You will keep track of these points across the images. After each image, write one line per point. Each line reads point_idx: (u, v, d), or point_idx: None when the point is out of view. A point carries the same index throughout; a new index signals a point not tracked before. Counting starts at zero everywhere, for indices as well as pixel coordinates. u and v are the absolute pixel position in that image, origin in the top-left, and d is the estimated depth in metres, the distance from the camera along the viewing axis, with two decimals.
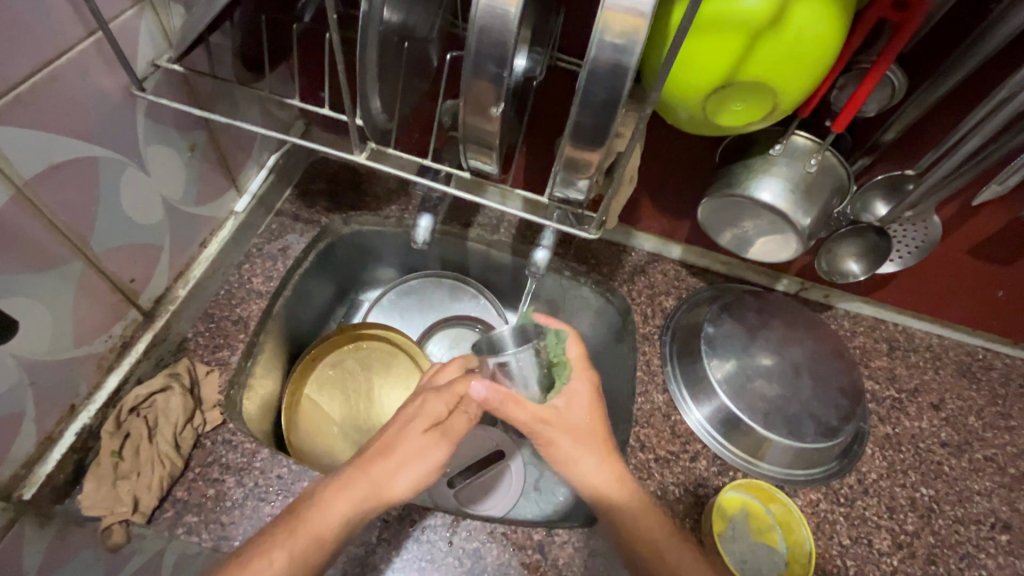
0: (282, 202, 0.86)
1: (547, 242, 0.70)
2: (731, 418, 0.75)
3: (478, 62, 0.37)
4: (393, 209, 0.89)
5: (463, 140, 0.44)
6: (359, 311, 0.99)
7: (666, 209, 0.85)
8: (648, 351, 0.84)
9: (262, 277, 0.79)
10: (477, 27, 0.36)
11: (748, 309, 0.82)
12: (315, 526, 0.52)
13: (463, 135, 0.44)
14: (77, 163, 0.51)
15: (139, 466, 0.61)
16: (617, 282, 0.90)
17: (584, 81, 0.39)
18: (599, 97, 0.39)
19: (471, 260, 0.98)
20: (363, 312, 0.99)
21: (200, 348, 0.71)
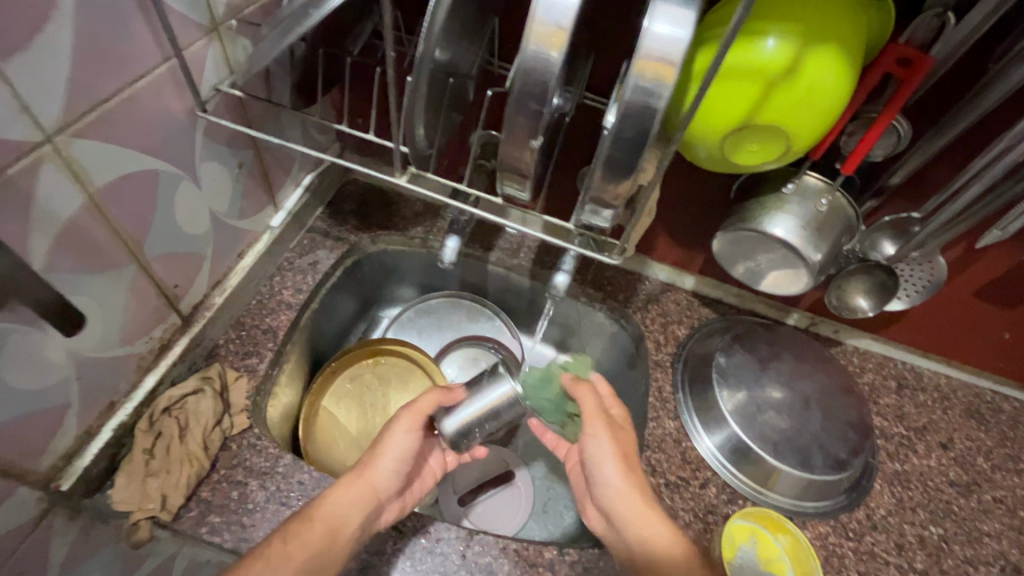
0: (315, 219, 0.91)
1: (567, 267, 0.73)
2: (741, 447, 0.77)
3: (521, 100, 0.42)
4: (419, 230, 0.95)
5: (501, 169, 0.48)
6: (379, 327, 1.03)
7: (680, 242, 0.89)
8: (659, 377, 0.86)
9: (292, 289, 0.83)
10: (523, 73, 0.40)
11: (759, 341, 0.85)
12: (315, 512, 0.59)
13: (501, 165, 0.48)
14: (141, 176, 0.55)
15: (168, 464, 0.63)
16: (631, 309, 0.93)
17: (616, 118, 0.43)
18: (629, 134, 0.43)
19: (488, 283, 1.02)
20: (382, 328, 1.03)
21: (231, 354, 0.75)
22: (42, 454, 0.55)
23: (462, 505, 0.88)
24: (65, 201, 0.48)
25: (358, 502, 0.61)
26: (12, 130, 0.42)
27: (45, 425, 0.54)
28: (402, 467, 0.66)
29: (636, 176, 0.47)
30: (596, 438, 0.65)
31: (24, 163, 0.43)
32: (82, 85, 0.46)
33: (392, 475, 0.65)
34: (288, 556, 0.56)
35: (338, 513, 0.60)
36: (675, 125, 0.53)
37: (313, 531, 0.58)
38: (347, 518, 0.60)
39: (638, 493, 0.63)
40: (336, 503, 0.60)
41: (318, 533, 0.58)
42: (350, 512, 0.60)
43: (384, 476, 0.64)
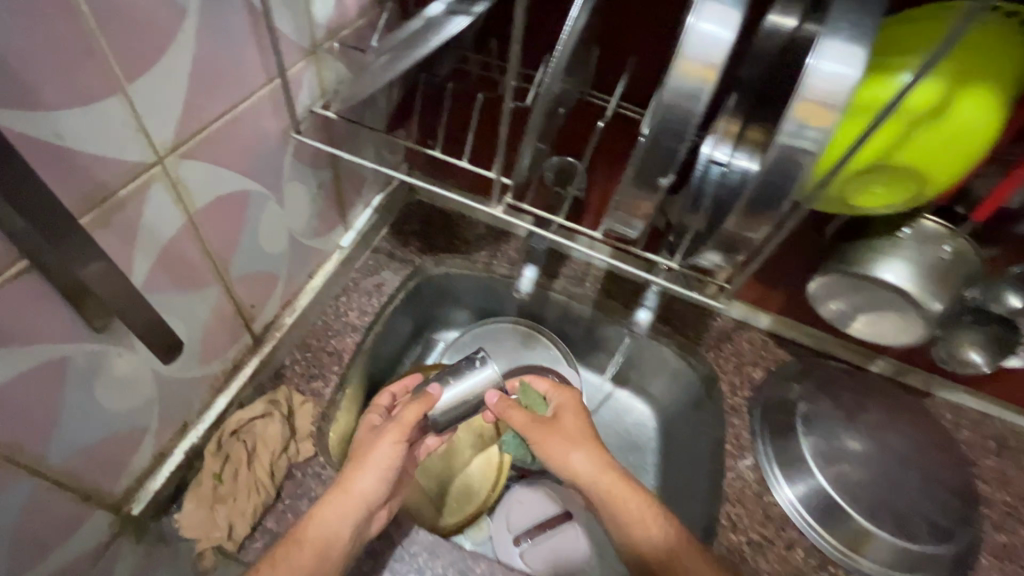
0: (380, 240, 0.91)
1: (650, 304, 0.71)
2: (831, 505, 0.71)
3: (660, 135, 0.41)
4: (482, 254, 0.94)
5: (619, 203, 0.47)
6: (433, 351, 1.00)
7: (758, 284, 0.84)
8: (736, 423, 0.80)
9: (357, 311, 0.82)
10: (667, 109, 0.39)
11: (846, 390, 0.80)
12: (305, 533, 0.55)
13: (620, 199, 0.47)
14: (234, 197, 0.54)
15: (234, 491, 0.61)
16: (702, 347, 0.89)
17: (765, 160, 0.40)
18: (769, 177, 0.42)
19: (548, 311, 0.99)
20: (437, 352, 1.00)
21: (297, 376, 0.73)
22: (118, 476, 0.53)
23: (518, 544, 0.84)
24: (168, 222, 0.47)
25: (346, 517, 0.57)
26: (130, 150, 0.41)
27: (124, 447, 0.52)
28: (388, 479, 0.59)
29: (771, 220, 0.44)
30: (544, 451, 0.64)
31: (137, 184, 0.43)
32: (195, 106, 0.45)
33: (380, 485, 0.59)
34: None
35: (326, 531, 0.56)
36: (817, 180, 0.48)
37: (301, 552, 0.54)
38: (335, 533, 0.56)
39: (598, 476, 0.61)
40: (322, 520, 0.56)
41: (306, 555, 0.54)
42: (341, 529, 0.56)
43: (368, 486, 0.58)
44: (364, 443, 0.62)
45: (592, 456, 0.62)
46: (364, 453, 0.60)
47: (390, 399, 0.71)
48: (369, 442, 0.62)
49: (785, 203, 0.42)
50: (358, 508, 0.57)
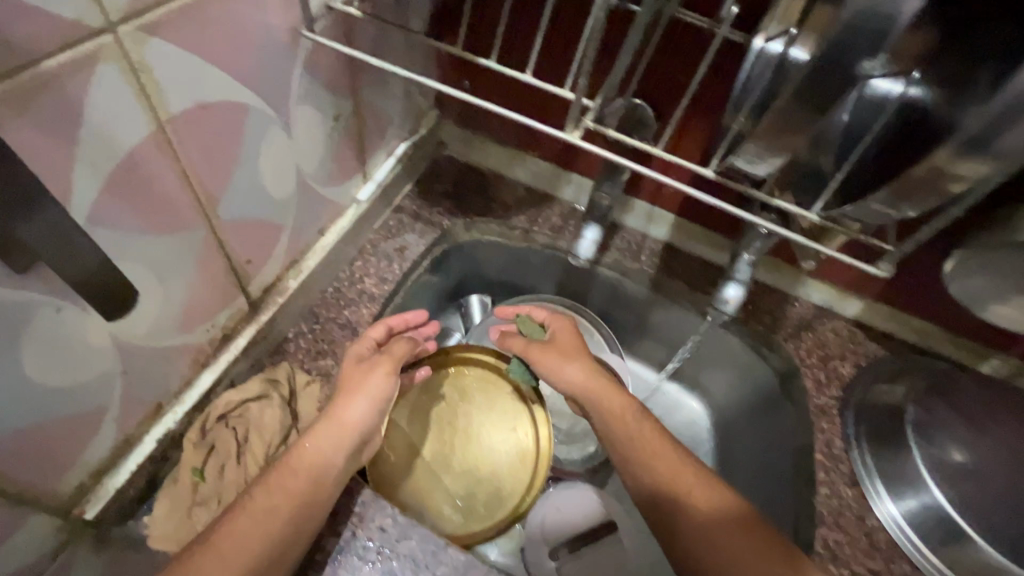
0: (402, 198, 0.77)
1: (742, 276, 0.57)
2: (954, 535, 0.57)
3: None
4: (522, 220, 0.80)
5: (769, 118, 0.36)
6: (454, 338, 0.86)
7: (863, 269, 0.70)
8: (825, 428, 0.67)
9: (375, 278, 0.69)
10: None
11: (964, 391, 0.65)
12: (295, 461, 0.47)
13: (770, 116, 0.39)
14: (226, 108, 0.41)
15: (221, 492, 0.48)
16: (779, 336, 0.75)
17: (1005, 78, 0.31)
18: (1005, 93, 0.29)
19: (593, 289, 0.86)
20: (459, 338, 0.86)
21: (302, 351, 0.61)
22: (67, 470, 0.41)
23: (553, 559, 0.72)
24: (127, 124, 0.34)
25: (337, 448, 0.49)
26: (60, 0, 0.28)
27: (75, 434, 0.40)
28: (379, 410, 0.53)
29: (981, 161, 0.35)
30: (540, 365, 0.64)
31: (76, 55, 0.30)
32: None
33: (371, 413, 0.52)
34: (270, 501, 0.45)
35: (319, 460, 0.48)
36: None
37: (298, 481, 0.46)
38: (330, 464, 0.48)
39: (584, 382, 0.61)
40: (313, 449, 0.48)
41: (298, 479, 0.46)
42: (335, 458, 0.49)
43: (362, 413, 0.51)
44: (354, 367, 0.54)
45: (587, 367, 0.62)
46: (357, 379, 0.53)
47: (387, 330, 0.60)
48: (362, 368, 0.54)
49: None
50: (351, 437, 0.50)
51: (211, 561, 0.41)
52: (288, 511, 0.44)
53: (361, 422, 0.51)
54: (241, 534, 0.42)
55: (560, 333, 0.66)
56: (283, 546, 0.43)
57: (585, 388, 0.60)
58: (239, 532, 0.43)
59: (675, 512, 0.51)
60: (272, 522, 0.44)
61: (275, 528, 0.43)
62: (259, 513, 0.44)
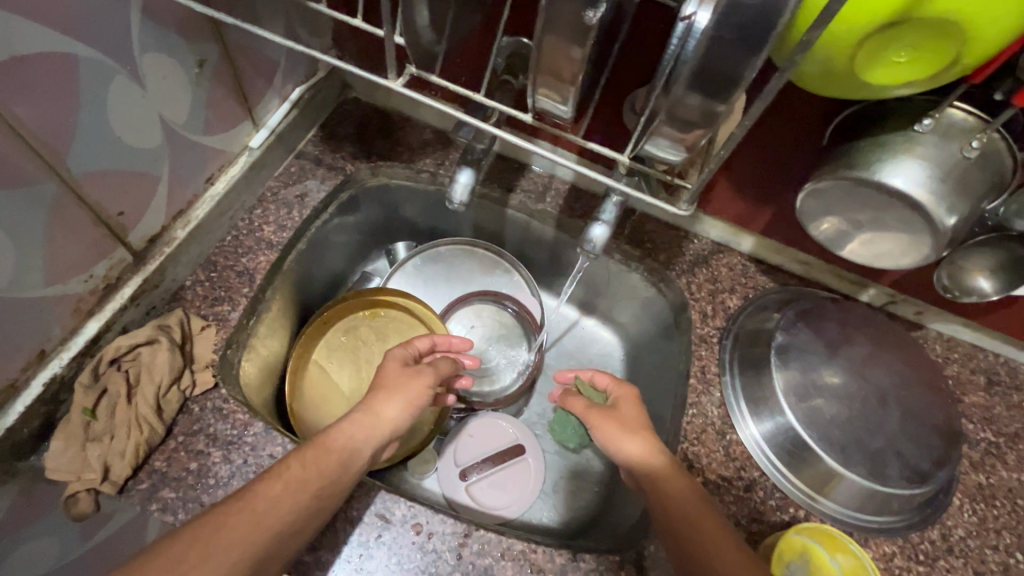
0: (305, 143, 0.77)
1: (607, 217, 0.60)
2: (798, 445, 0.64)
3: None
4: (427, 162, 0.79)
5: (547, 52, 0.39)
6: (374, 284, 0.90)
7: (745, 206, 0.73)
8: (703, 355, 0.72)
9: (275, 226, 0.70)
10: None
11: (830, 319, 0.70)
12: (335, 441, 0.52)
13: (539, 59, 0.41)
14: (49, 60, 0.42)
15: (112, 429, 0.53)
16: (674, 272, 0.78)
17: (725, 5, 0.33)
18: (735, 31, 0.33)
19: (507, 230, 0.88)
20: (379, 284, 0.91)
21: (198, 299, 0.63)
22: None
23: (466, 479, 0.79)
24: None
25: (370, 440, 0.54)
26: None
27: None
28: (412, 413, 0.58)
29: (733, 98, 0.37)
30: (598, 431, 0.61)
31: None
32: None
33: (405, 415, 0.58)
34: (304, 474, 0.49)
35: (351, 447, 0.53)
36: (787, 51, 0.40)
37: (330, 462, 0.51)
38: (359, 451, 0.53)
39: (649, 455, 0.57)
40: (353, 435, 0.53)
41: (332, 462, 0.50)
42: (364, 448, 0.54)
43: (397, 414, 0.57)
44: (397, 372, 0.59)
45: (648, 441, 0.58)
46: (402, 383, 0.58)
47: (429, 344, 0.69)
48: (406, 374, 0.60)
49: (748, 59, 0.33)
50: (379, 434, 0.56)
51: (242, 517, 0.44)
52: (317, 484, 0.49)
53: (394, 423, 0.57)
54: (279, 497, 0.47)
55: (623, 402, 0.63)
56: (306, 522, 0.48)
57: (637, 456, 0.58)
58: (277, 495, 0.47)
59: (670, 500, 0.54)
60: (304, 497, 0.48)
61: (300, 503, 0.47)
62: (296, 481, 0.48)
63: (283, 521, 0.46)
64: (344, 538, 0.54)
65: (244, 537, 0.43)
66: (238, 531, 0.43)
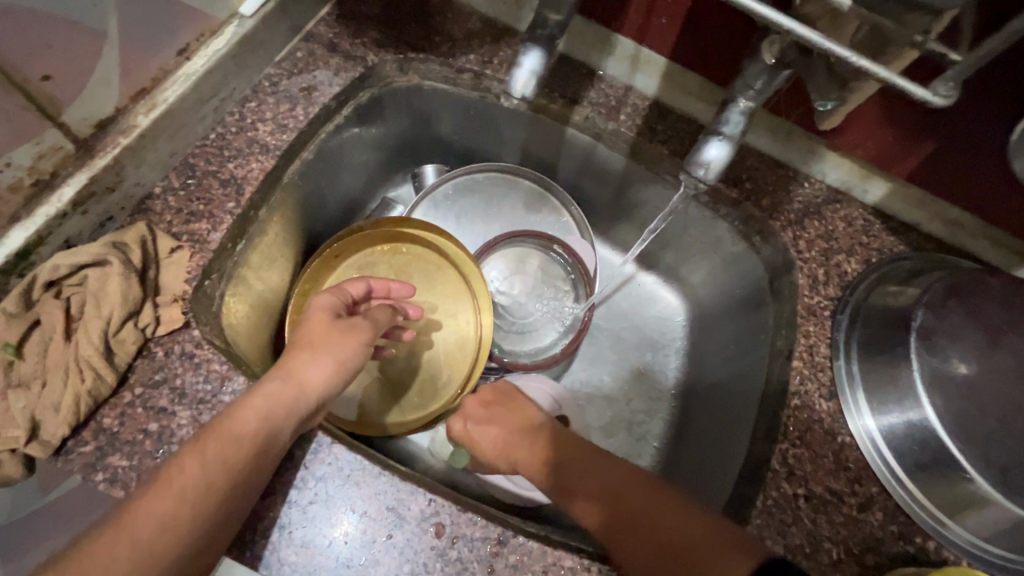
0: (317, 23, 0.59)
1: (730, 131, 0.44)
2: (936, 460, 0.48)
3: None
4: (471, 59, 0.61)
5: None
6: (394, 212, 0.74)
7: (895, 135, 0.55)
8: (811, 331, 0.56)
9: (272, 125, 0.54)
10: None
11: (991, 298, 0.52)
12: (235, 423, 0.39)
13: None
14: None
15: (47, 374, 0.40)
16: (779, 222, 0.61)
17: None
18: None
19: (562, 157, 0.71)
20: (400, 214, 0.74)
21: (169, 212, 0.48)
22: None
23: None
24: None
25: (289, 412, 0.42)
26: None
27: None
28: (341, 375, 0.48)
29: None
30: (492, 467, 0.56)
31: None
32: None
33: (334, 377, 0.47)
34: (204, 473, 0.37)
35: (265, 424, 0.40)
36: None
37: (239, 452, 0.38)
38: (278, 429, 0.41)
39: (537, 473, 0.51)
40: (262, 407, 0.41)
41: (244, 450, 0.38)
42: (285, 424, 0.41)
43: (322, 376, 0.46)
44: (320, 328, 0.49)
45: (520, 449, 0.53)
46: (331, 338, 0.48)
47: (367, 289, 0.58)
48: (333, 329, 0.49)
49: None
50: (297, 405, 0.43)
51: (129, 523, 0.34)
52: (225, 483, 0.37)
53: (322, 390, 0.46)
54: (166, 513, 0.35)
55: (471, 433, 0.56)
56: (213, 532, 0.37)
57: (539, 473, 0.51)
58: (163, 510, 0.35)
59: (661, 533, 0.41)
60: (206, 501, 0.36)
61: (203, 509, 0.36)
62: (191, 483, 0.36)
63: (178, 541, 0.35)
64: (348, 519, 0.42)
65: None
66: (99, 561, 0.32)
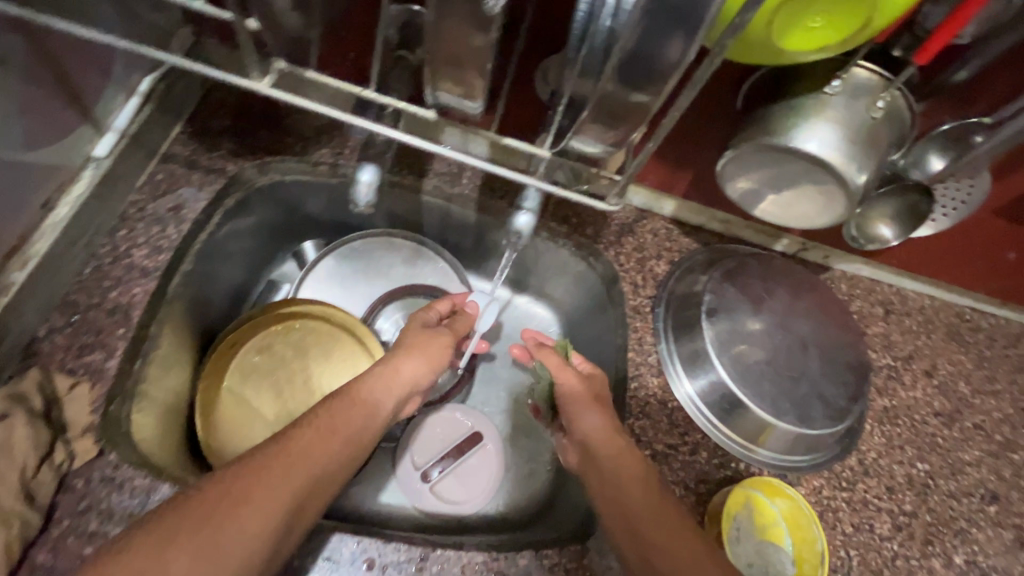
0: (171, 145, 0.64)
1: (529, 207, 0.59)
2: (732, 402, 0.66)
3: None
4: (324, 153, 0.70)
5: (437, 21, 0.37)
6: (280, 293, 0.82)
7: (666, 166, 0.73)
8: (638, 326, 0.73)
9: (147, 248, 0.59)
10: None
11: (751, 275, 0.72)
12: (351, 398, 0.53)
13: (445, 44, 0.40)
14: None
15: None
16: (602, 244, 0.77)
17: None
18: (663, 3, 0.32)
19: (425, 217, 0.82)
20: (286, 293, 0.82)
21: (60, 351, 0.53)
22: None
23: (427, 479, 0.76)
24: None
25: (391, 392, 0.55)
26: None
27: None
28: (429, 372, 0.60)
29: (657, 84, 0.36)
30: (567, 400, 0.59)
31: None
32: None
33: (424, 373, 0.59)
34: (322, 446, 0.48)
35: (369, 408, 0.53)
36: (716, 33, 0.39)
37: (338, 439, 0.49)
38: (378, 403, 0.54)
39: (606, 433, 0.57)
40: (368, 389, 0.54)
41: (346, 431, 0.50)
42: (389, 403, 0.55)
43: (417, 371, 0.58)
44: (419, 334, 0.62)
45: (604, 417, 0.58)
46: (425, 343, 0.61)
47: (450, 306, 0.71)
48: (425, 335, 0.62)
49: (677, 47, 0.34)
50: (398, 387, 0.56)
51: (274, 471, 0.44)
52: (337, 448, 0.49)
53: (415, 379, 0.58)
54: (288, 472, 0.45)
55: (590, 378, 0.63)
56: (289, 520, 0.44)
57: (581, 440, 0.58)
58: (287, 467, 0.45)
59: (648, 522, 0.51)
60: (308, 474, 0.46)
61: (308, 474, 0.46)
62: (309, 457, 0.47)
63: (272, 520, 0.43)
64: None
65: (249, 525, 0.41)
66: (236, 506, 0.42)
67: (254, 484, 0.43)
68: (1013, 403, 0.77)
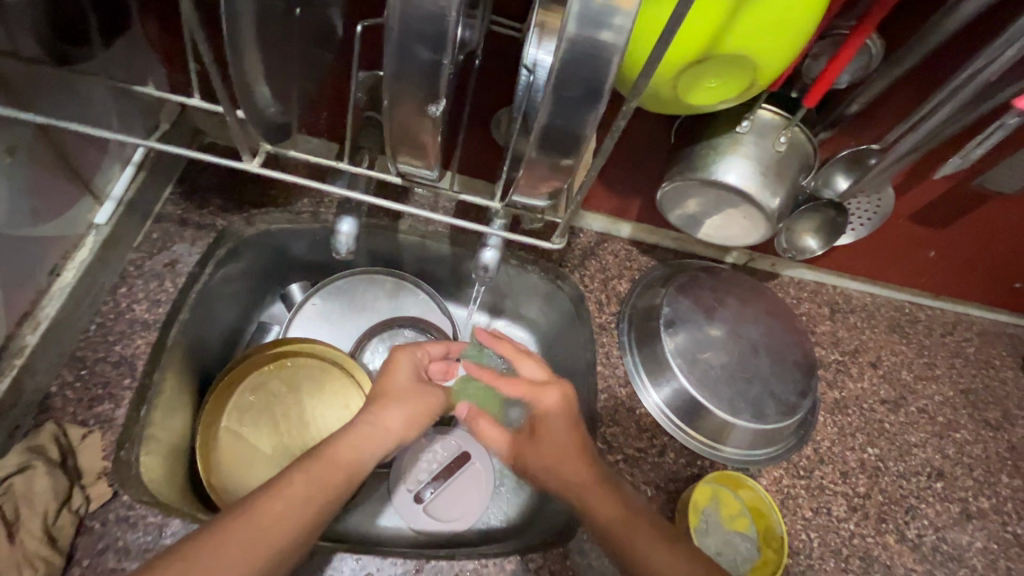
0: (163, 205, 0.70)
1: (494, 242, 0.67)
2: (692, 404, 0.72)
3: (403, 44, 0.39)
4: (306, 202, 0.76)
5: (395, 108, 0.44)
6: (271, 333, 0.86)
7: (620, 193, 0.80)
8: (605, 341, 0.79)
9: (146, 302, 0.64)
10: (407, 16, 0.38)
11: (703, 287, 0.79)
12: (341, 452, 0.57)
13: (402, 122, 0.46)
14: None
15: None
16: (567, 268, 0.83)
17: (563, 70, 0.39)
18: (575, 92, 0.40)
19: (403, 253, 0.88)
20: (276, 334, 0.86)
21: (70, 404, 0.58)
22: None
23: (421, 500, 0.80)
24: None
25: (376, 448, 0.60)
26: None
27: None
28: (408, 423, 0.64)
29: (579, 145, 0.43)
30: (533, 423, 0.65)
31: None
32: None
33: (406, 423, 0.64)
34: (308, 489, 0.53)
35: (360, 459, 0.58)
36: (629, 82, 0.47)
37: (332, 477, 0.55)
38: (363, 460, 0.58)
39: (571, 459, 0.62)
40: (355, 442, 0.58)
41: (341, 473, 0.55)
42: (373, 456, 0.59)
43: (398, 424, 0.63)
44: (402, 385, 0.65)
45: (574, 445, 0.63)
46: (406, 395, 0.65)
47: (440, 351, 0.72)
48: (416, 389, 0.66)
49: (590, 121, 0.41)
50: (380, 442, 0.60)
51: (264, 506, 0.50)
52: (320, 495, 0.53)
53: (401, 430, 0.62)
54: (280, 515, 0.50)
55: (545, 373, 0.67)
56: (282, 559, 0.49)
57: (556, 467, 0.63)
58: (278, 513, 0.50)
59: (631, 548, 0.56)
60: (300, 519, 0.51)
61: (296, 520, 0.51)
62: (298, 499, 0.52)
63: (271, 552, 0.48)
64: None
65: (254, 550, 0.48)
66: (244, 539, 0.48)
67: (247, 526, 0.49)
68: (952, 386, 0.85)
